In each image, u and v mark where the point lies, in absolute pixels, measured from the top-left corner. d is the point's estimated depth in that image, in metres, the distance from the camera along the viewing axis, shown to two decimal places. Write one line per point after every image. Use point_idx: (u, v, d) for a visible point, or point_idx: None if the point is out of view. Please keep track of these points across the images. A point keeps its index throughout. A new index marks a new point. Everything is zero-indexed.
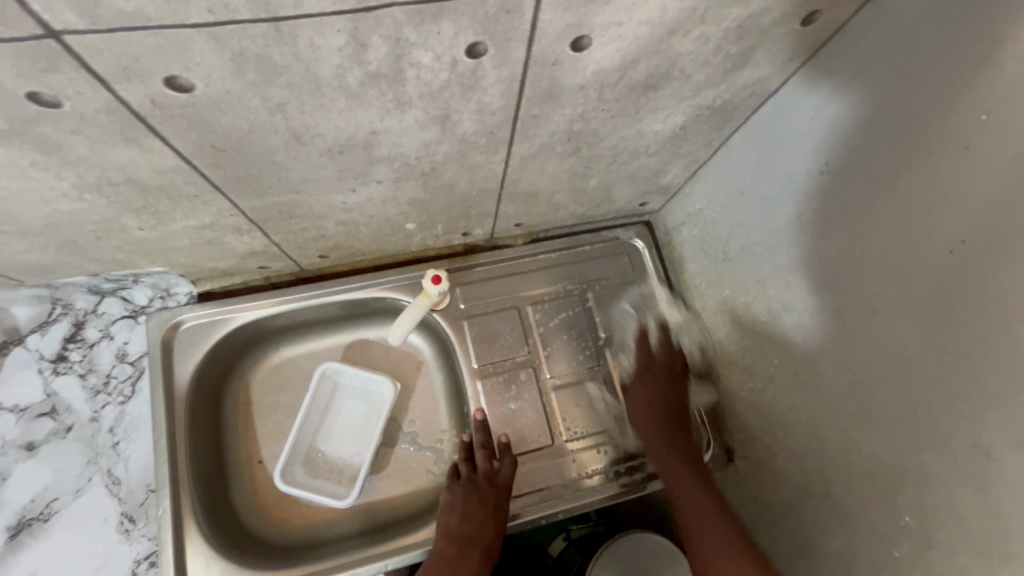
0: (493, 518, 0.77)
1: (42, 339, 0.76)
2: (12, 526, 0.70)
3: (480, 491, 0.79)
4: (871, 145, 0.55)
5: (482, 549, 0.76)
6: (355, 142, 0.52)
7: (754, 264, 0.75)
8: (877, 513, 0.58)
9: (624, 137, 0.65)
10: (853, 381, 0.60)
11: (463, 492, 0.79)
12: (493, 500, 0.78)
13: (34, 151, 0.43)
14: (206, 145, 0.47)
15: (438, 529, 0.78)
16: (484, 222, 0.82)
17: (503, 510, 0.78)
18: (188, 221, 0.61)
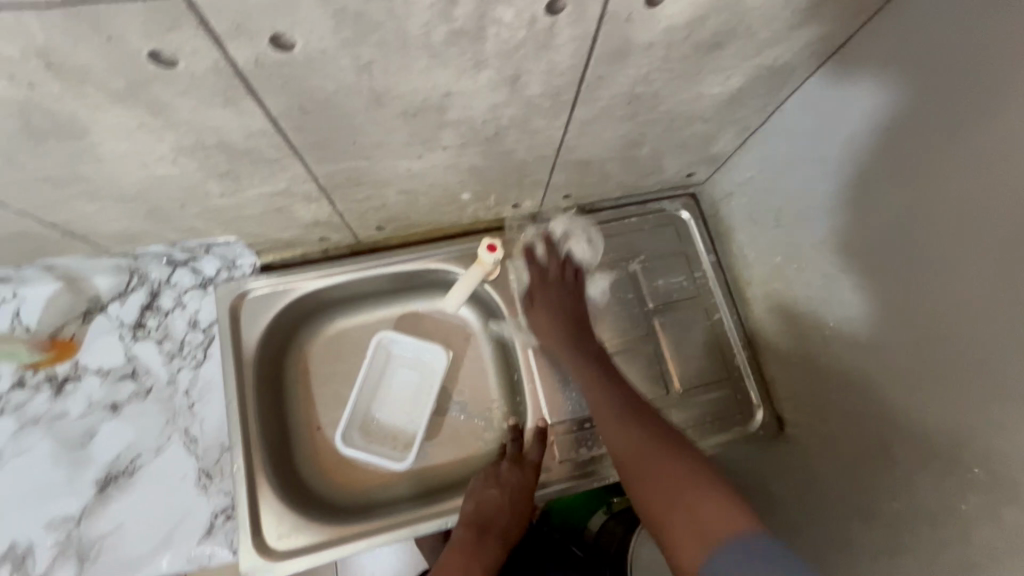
0: (513, 502, 0.79)
1: (122, 307, 0.80)
2: (100, 479, 0.75)
3: (507, 472, 0.82)
4: (936, 98, 0.54)
5: (500, 534, 0.77)
6: (429, 104, 0.54)
7: (808, 229, 0.75)
8: (940, 470, 0.58)
9: (681, 100, 0.66)
10: (919, 339, 0.59)
11: (483, 477, 0.82)
12: (515, 484, 0.81)
13: (143, 113, 0.46)
14: (295, 107, 0.50)
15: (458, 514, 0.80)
16: (535, 193, 0.84)
17: (524, 496, 0.80)
18: (264, 187, 0.64)
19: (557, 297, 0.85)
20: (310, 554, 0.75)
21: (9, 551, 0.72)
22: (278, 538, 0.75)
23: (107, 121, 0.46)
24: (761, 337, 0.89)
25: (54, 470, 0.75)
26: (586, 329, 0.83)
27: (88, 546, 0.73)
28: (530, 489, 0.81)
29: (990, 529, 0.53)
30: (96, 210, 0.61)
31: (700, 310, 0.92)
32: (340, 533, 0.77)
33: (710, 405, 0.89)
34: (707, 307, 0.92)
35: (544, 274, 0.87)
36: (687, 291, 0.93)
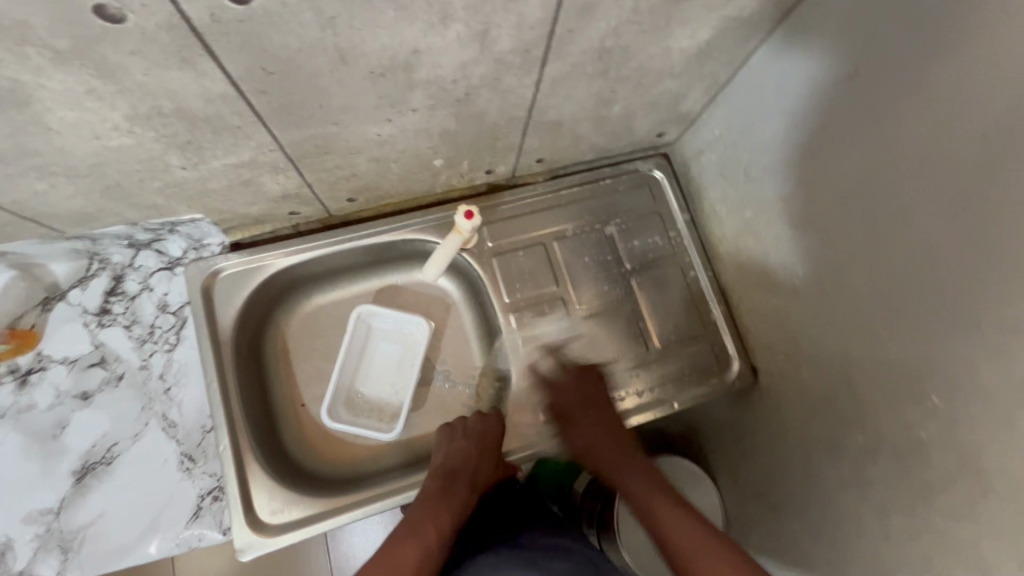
0: (479, 449, 0.81)
1: (84, 294, 0.77)
2: (77, 470, 0.73)
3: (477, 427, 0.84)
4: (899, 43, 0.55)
5: (468, 480, 0.79)
6: (397, 63, 0.53)
7: (777, 181, 0.77)
8: (902, 401, 0.61)
9: (651, 55, 0.65)
10: (881, 281, 0.62)
11: (447, 432, 0.84)
12: (479, 432, 0.83)
13: (92, 77, 0.44)
14: (256, 67, 0.48)
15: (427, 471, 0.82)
16: (508, 157, 0.83)
17: (491, 445, 0.82)
18: (228, 157, 0.61)
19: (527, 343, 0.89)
20: (303, 527, 0.75)
21: None
22: (271, 513, 0.75)
23: (53, 87, 0.44)
24: (734, 291, 0.92)
25: (26, 463, 0.72)
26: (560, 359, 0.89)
27: (71, 538, 0.71)
28: (496, 438, 0.83)
29: (948, 451, 0.57)
30: (47, 188, 0.58)
31: (676, 268, 0.94)
32: (334, 504, 0.77)
33: (689, 357, 0.92)
34: (682, 265, 0.94)
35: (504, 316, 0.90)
36: (663, 250, 0.95)
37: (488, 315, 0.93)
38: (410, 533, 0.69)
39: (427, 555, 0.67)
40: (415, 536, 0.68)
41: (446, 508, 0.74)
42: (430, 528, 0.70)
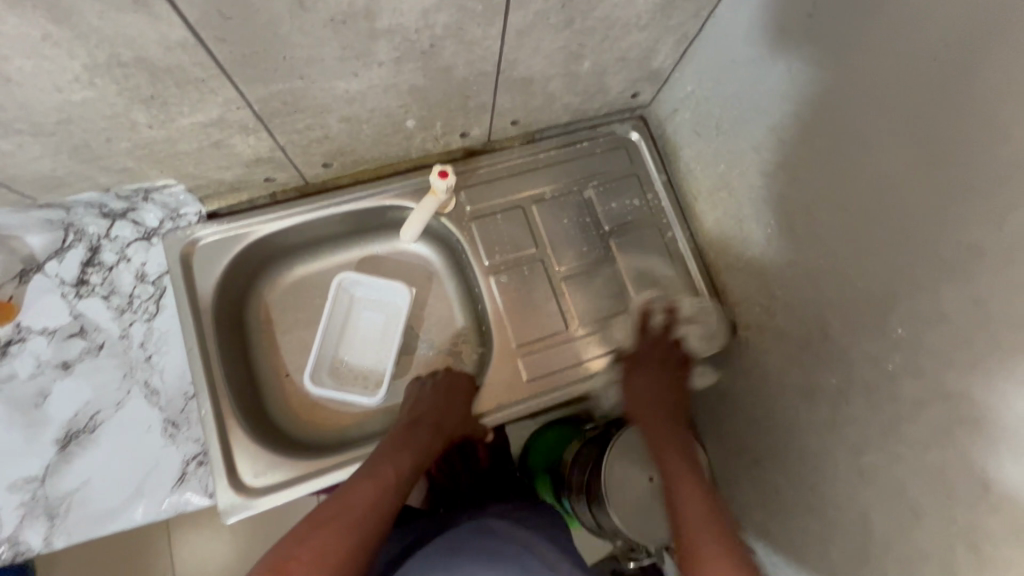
0: (446, 400, 0.84)
1: (60, 265, 0.77)
2: (60, 438, 0.74)
3: (447, 386, 0.86)
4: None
5: (432, 426, 0.81)
6: (357, 9, 0.53)
7: (747, 132, 0.77)
8: (871, 336, 0.62)
9: (615, 4, 0.66)
10: (847, 217, 0.63)
11: (417, 386, 0.88)
12: (447, 386, 0.86)
13: (46, 21, 0.44)
14: (212, 12, 0.48)
15: (395, 421, 0.85)
16: (481, 118, 0.83)
17: (461, 395, 0.85)
18: (195, 115, 0.61)
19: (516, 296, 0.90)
20: (285, 489, 0.76)
21: None
22: (254, 476, 0.76)
23: (7, 32, 0.44)
24: (712, 247, 0.92)
25: (9, 433, 0.73)
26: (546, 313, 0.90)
27: (57, 505, 0.72)
28: (466, 389, 0.86)
29: (913, 379, 0.58)
30: (14, 148, 0.58)
31: (655, 229, 0.95)
32: (317, 466, 0.78)
33: (670, 315, 0.92)
34: (660, 225, 0.95)
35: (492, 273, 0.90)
36: (641, 212, 0.95)
37: (471, 277, 0.93)
38: (371, 472, 0.72)
39: (384, 492, 0.70)
40: (375, 475, 0.71)
41: (407, 449, 0.77)
42: (388, 468, 0.73)
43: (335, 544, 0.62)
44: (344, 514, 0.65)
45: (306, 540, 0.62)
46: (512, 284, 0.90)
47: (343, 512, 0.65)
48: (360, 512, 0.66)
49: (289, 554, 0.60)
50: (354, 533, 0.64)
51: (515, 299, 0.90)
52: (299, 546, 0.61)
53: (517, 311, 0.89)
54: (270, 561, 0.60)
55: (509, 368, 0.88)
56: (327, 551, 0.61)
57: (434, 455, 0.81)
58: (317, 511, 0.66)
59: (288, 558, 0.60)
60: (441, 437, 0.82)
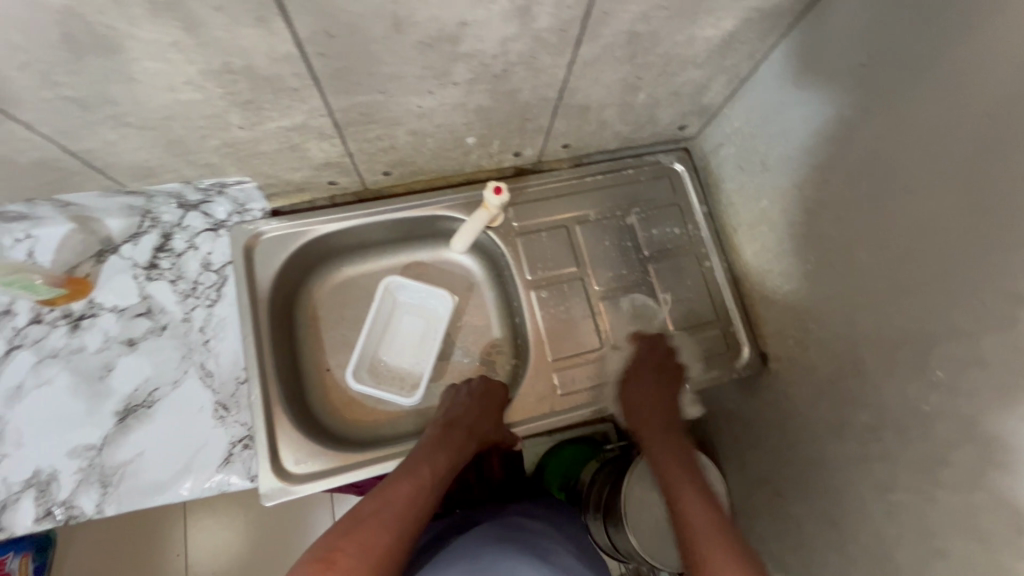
0: (480, 406, 0.87)
1: (135, 249, 0.83)
2: (120, 411, 0.78)
3: (484, 391, 0.89)
4: (909, 33, 0.59)
5: (466, 429, 0.84)
6: (445, 34, 0.57)
7: (791, 171, 0.80)
8: (905, 376, 0.64)
9: (678, 43, 0.70)
10: (885, 257, 0.66)
11: (453, 389, 0.91)
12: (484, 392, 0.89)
13: (179, 30, 0.49)
14: (319, 30, 0.53)
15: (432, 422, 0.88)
16: (535, 140, 0.87)
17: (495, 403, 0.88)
18: (281, 120, 0.66)
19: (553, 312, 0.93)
20: (324, 478, 0.79)
21: (32, 478, 0.74)
22: (296, 463, 0.79)
23: (144, 38, 0.49)
24: (747, 280, 0.94)
25: (74, 402, 0.77)
26: (581, 330, 0.93)
27: (110, 474, 0.75)
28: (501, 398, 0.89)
29: (948, 421, 0.59)
30: (119, 139, 0.63)
31: (692, 257, 0.98)
32: (353, 459, 0.81)
33: (702, 342, 0.95)
34: (697, 254, 0.98)
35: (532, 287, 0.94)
36: (680, 240, 0.98)
37: (512, 290, 0.97)
38: (408, 471, 0.75)
39: (421, 491, 0.73)
40: (412, 475, 0.75)
41: (444, 450, 0.81)
42: (423, 468, 0.77)
43: (377, 538, 0.65)
44: (385, 509, 0.69)
45: (350, 533, 0.65)
46: (552, 301, 0.94)
47: (384, 507, 0.69)
48: (401, 508, 0.70)
49: (334, 544, 0.64)
50: (393, 528, 0.67)
51: (552, 314, 0.93)
52: (343, 538, 0.65)
53: (554, 327, 0.92)
54: (316, 551, 0.64)
55: (543, 381, 0.91)
56: (372, 542, 0.65)
57: (467, 456, 0.84)
58: (358, 507, 0.69)
59: (334, 549, 0.63)
60: (474, 438, 0.85)
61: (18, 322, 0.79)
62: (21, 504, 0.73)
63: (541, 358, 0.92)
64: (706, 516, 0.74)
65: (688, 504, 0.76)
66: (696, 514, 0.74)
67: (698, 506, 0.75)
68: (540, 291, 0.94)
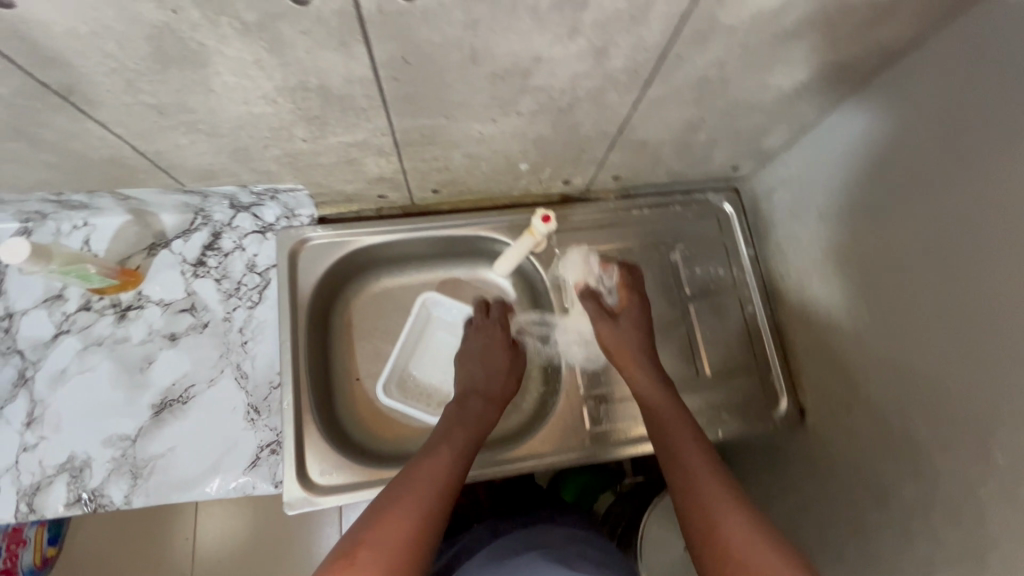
0: (484, 367, 0.88)
1: (185, 245, 0.84)
2: (156, 404, 0.79)
3: (483, 355, 0.89)
4: (959, 114, 0.58)
5: (480, 395, 0.85)
6: (518, 68, 0.57)
7: (846, 227, 0.77)
8: (966, 456, 0.61)
9: (747, 89, 0.68)
10: (936, 330, 0.64)
11: (460, 357, 0.91)
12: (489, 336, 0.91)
13: (263, 49, 0.50)
14: (397, 57, 0.53)
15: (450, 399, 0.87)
16: (587, 170, 0.87)
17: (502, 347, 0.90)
18: (344, 136, 0.67)
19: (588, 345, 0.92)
20: (349, 491, 0.79)
21: (66, 463, 0.75)
22: (321, 474, 0.79)
23: (229, 54, 0.50)
24: (791, 329, 0.92)
25: (113, 391, 0.78)
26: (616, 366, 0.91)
27: (142, 466, 0.76)
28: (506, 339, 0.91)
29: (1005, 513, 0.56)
30: (187, 143, 0.64)
31: (735, 300, 0.96)
32: (377, 476, 0.81)
33: (739, 389, 0.92)
34: (739, 297, 0.96)
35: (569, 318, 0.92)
36: (723, 282, 0.96)
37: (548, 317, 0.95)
38: (430, 456, 0.73)
39: (443, 473, 0.71)
40: (434, 458, 0.73)
41: (461, 420, 0.80)
42: (445, 449, 0.75)
43: (401, 524, 0.62)
44: (408, 495, 0.66)
45: (372, 523, 0.62)
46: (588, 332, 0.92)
47: (408, 493, 0.66)
48: (423, 491, 0.67)
49: (357, 535, 0.60)
50: (418, 511, 0.64)
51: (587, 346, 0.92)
52: (367, 527, 0.61)
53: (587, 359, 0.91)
54: (341, 543, 0.60)
55: (573, 416, 0.88)
56: (397, 528, 0.61)
57: (492, 424, 0.84)
58: (380, 496, 0.66)
59: (357, 542, 0.59)
60: (492, 407, 0.85)
61: (67, 307, 0.80)
62: (53, 488, 0.74)
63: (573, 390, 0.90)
64: (709, 474, 0.68)
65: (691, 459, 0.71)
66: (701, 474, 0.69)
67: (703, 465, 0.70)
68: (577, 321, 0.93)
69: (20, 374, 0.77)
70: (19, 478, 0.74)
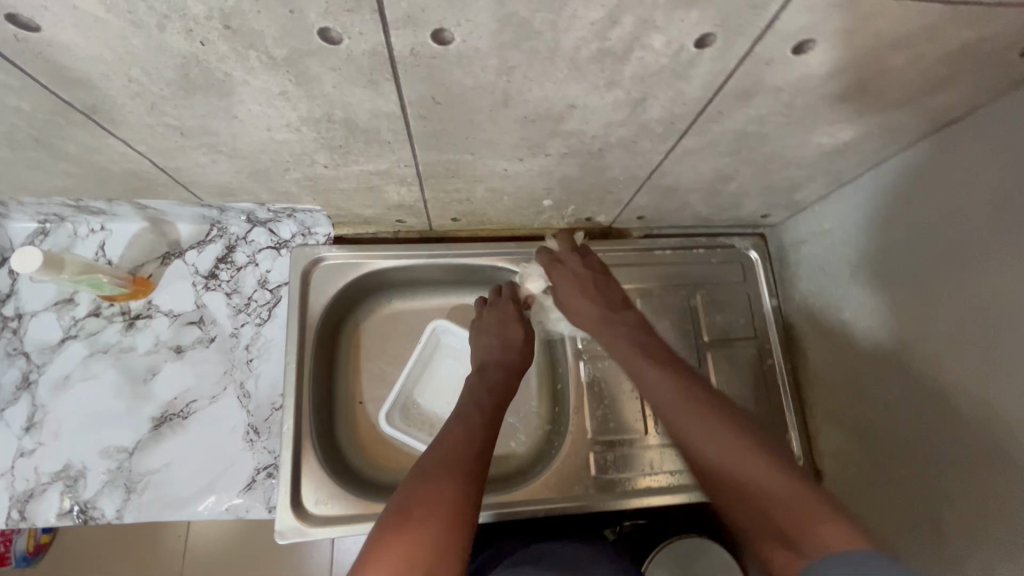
0: (501, 337, 0.82)
1: (199, 256, 0.83)
2: (156, 417, 0.78)
3: (500, 328, 0.84)
4: (963, 210, 0.59)
5: (500, 364, 0.81)
6: (550, 113, 0.55)
7: (877, 294, 0.73)
8: (1000, 553, 0.57)
9: (787, 144, 0.65)
10: (951, 422, 0.62)
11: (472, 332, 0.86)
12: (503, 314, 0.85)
13: (289, 83, 0.48)
14: (426, 97, 0.51)
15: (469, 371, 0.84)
16: (612, 209, 0.84)
17: (519, 322, 0.84)
18: (366, 165, 0.65)
19: (598, 388, 0.88)
20: (342, 525, 0.76)
21: (62, 471, 0.74)
22: (315, 503, 0.77)
23: (255, 85, 0.48)
24: (813, 388, 0.88)
25: (115, 400, 0.77)
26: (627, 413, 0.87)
27: (136, 481, 0.75)
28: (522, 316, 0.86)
29: None
30: (207, 162, 0.63)
31: (755, 351, 0.92)
32: (372, 509, 0.78)
33: None
34: (761, 349, 0.92)
35: (581, 359, 0.90)
36: (745, 332, 0.92)
37: (560, 355, 0.92)
38: (462, 422, 0.70)
39: (475, 434, 0.68)
40: (466, 424, 0.70)
41: (484, 389, 0.77)
42: (477, 415, 0.72)
43: (450, 488, 0.59)
44: (449, 457, 0.63)
45: (419, 487, 0.59)
46: (599, 374, 0.89)
47: (449, 456, 0.63)
48: (461, 453, 0.64)
49: (406, 499, 0.58)
50: (461, 474, 0.61)
51: (597, 389, 0.88)
52: (416, 490, 0.58)
53: (597, 403, 0.87)
54: (392, 504, 0.58)
55: (580, 461, 0.85)
56: (439, 492, 0.58)
57: (513, 390, 0.80)
58: (421, 463, 0.63)
59: (411, 500, 0.57)
60: (512, 376, 0.81)
61: (76, 312, 0.80)
62: (46, 497, 0.73)
63: (581, 434, 0.86)
64: (721, 442, 0.60)
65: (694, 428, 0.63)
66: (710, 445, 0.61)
67: (708, 428, 0.62)
68: (589, 361, 0.89)
69: (24, 377, 0.77)
70: (14, 483, 0.73)
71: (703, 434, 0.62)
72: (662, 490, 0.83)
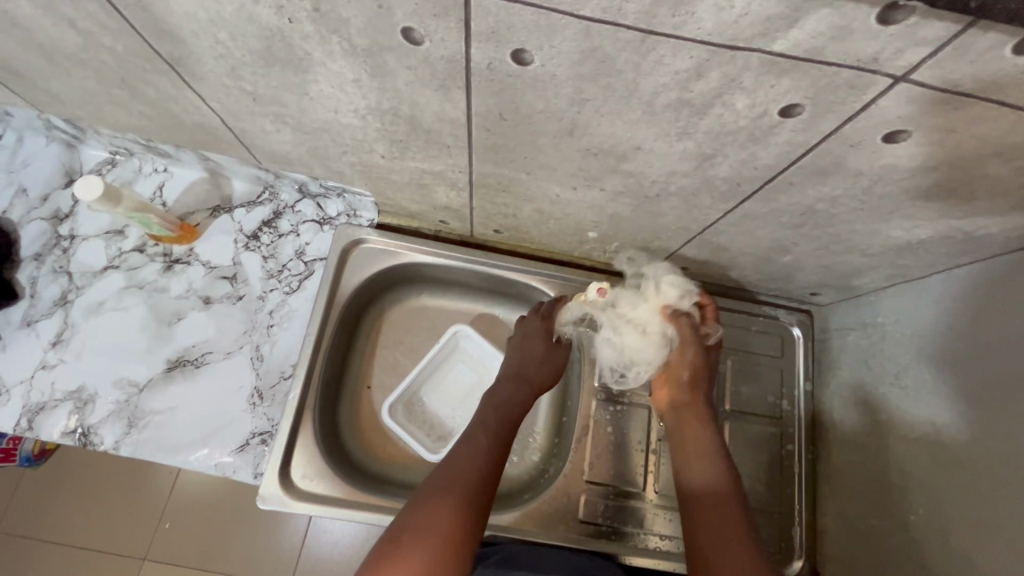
0: (520, 351, 0.82)
1: (246, 216, 0.86)
2: (172, 360, 0.80)
3: (520, 346, 0.83)
4: None
5: (513, 376, 0.79)
6: (614, 150, 0.54)
7: (922, 407, 0.67)
8: None
9: (855, 229, 0.62)
10: (981, 564, 0.57)
11: None
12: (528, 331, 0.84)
13: (365, 73, 0.48)
14: (494, 111, 0.51)
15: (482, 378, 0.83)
16: (656, 254, 0.82)
17: (541, 343, 0.82)
18: (422, 163, 0.65)
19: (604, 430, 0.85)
20: (322, 505, 0.76)
21: (75, 392, 0.77)
22: (301, 477, 0.77)
23: (332, 68, 0.49)
24: (831, 483, 0.82)
25: (139, 336, 0.80)
26: (627, 461, 0.84)
27: (139, 417, 0.77)
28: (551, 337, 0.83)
29: None
30: (272, 130, 0.64)
31: (776, 430, 0.87)
32: (353, 497, 0.77)
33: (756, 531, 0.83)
34: (783, 429, 0.87)
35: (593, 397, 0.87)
36: (770, 409, 0.88)
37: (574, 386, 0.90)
38: (467, 443, 0.68)
39: (480, 456, 0.66)
40: (472, 445, 0.68)
41: (493, 403, 0.75)
42: (481, 434, 0.69)
43: (445, 515, 0.57)
44: (450, 479, 0.62)
45: (417, 511, 0.58)
46: (608, 416, 0.86)
47: (449, 477, 0.62)
48: (460, 476, 0.63)
49: (402, 522, 0.57)
50: (459, 499, 0.60)
51: (603, 432, 0.85)
52: (412, 512, 0.58)
53: (600, 445, 0.84)
54: (391, 524, 0.57)
55: (569, 500, 0.82)
56: (436, 515, 0.57)
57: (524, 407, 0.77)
58: (425, 482, 0.62)
59: (406, 519, 0.57)
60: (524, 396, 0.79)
61: (124, 245, 0.84)
62: (56, 412, 0.76)
63: (577, 472, 0.83)
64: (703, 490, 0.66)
65: (698, 457, 0.70)
66: (701, 464, 0.69)
67: (707, 454, 0.70)
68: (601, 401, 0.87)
69: (62, 294, 0.81)
70: (29, 393, 0.77)
71: (695, 451, 0.71)
72: (647, 552, 0.79)
